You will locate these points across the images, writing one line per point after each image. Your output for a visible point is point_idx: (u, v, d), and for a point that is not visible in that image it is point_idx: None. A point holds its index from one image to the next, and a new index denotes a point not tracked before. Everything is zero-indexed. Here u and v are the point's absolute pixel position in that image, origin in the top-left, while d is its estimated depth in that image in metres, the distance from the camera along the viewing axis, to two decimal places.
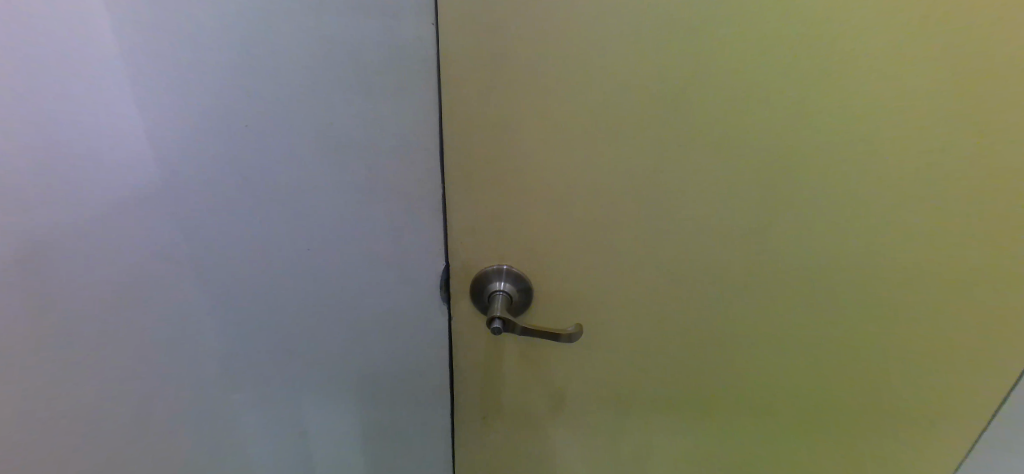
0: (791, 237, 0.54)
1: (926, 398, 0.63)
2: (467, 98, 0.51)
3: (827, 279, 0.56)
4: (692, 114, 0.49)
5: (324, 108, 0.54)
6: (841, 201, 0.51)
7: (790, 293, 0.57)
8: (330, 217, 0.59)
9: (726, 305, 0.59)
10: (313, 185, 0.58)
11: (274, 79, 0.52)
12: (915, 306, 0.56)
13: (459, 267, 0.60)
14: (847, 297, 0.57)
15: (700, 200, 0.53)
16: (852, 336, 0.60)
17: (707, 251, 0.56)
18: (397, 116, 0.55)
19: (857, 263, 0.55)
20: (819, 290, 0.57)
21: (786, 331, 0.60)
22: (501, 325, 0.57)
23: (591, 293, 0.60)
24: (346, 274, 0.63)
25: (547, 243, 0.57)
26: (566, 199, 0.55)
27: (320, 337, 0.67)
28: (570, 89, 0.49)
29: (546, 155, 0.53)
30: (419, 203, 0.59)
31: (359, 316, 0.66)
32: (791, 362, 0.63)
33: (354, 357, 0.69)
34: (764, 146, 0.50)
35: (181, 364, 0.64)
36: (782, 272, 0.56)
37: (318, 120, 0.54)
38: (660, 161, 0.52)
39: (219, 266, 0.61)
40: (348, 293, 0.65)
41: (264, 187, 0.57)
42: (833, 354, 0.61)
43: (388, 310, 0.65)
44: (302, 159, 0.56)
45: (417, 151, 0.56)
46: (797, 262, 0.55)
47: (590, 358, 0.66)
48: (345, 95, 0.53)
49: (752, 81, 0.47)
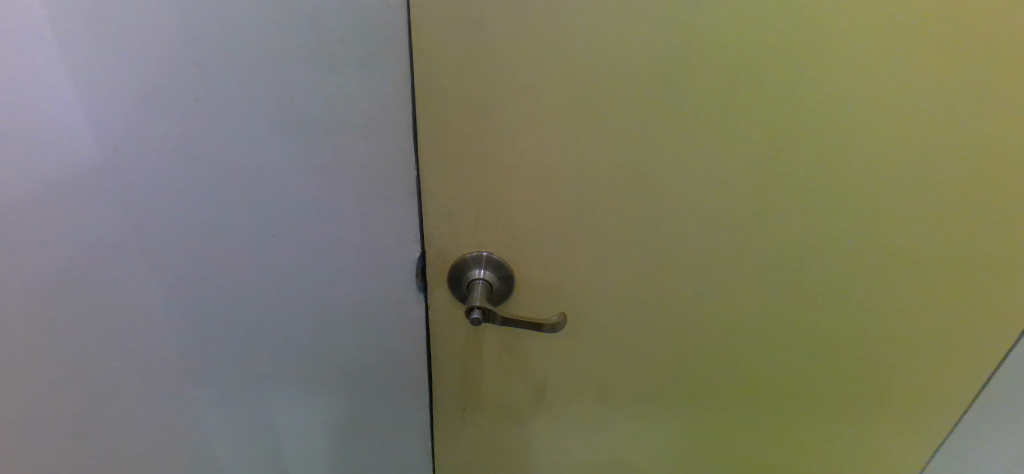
0: (783, 222, 0.52)
1: (910, 386, 0.62)
2: (441, 72, 0.46)
3: (819, 265, 0.54)
4: (681, 93, 0.46)
5: (282, 84, 0.49)
6: (835, 184, 0.49)
7: (781, 279, 0.55)
8: (293, 203, 0.55)
9: (716, 294, 0.57)
10: (272, 169, 0.53)
11: (225, 50, 0.47)
12: (905, 293, 0.55)
13: (436, 254, 0.56)
14: (839, 284, 0.55)
15: (691, 183, 0.50)
16: (842, 324, 0.58)
17: (697, 239, 0.53)
18: (365, 92, 0.50)
19: (849, 250, 0.53)
20: (812, 276, 0.55)
21: (775, 319, 0.58)
22: (481, 315, 0.53)
23: (575, 281, 0.57)
24: (312, 263, 0.59)
25: (528, 229, 0.54)
26: (548, 182, 0.51)
27: (286, 330, 0.63)
28: (554, 64, 0.45)
29: (528, 136, 0.49)
30: (391, 186, 0.55)
31: (329, 307, 0.62)
32: (779, 351, 0.61)
33: (326, 347, 0.65)
34: (757, 128, 0.47)
35: (134, 360, 0.60)
36: (772, 260, 0.54)
37: (278, 96, 0.49)
38: (650, 142, 0.48)
39: (169, 256, 0.56)
40: (315, 284, 0.60)
41: (220, 172, 0.52)
42: (821, 343, 0.60)
43: (359, 299, 0.62)
44: (263, 140, 0.51)
45: (389, 130, 0.52)
46: (789, 248, 0.53)
47: (574, 348, 0.63)
48: (303, 68, 0.48)
49: (751, 55, 0.44)
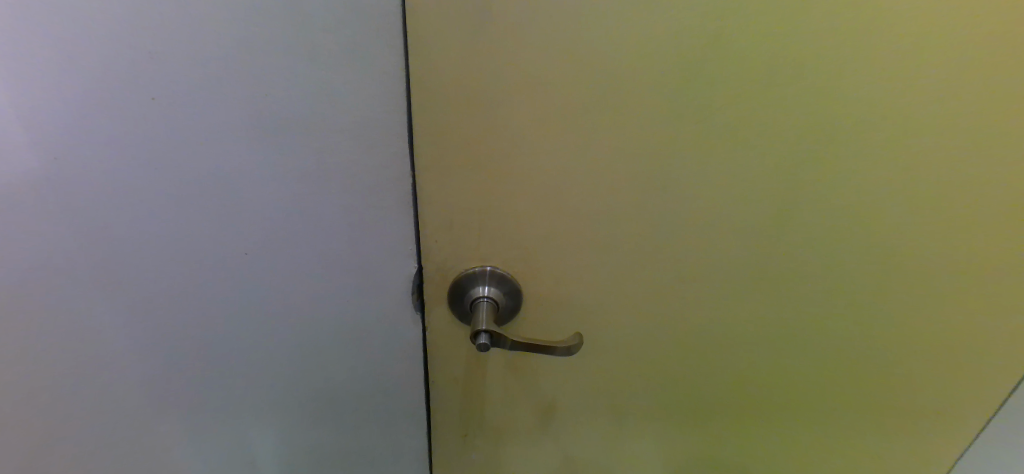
0: (817, 226, 0.47)
1: (941, 400, 0.58)
2: (442, 62, 0.40)
3: (854, 273, 0.49)
4: (709, 86, 0.41)
5: (255, 79, 0.42)
6: (877, 186, 0.45)
7: (811, 289, 0.51)
8: (268, 216, 0.47)
9: (739, 305, 0.52)
10: (243, 176, 0.45)
11: (187, 39, 0.40)
12: (944, 302, 0.51)
13: (434, 270, 0.50)
14: (875, 294, 0.51)
15: (718, 185, 0.45)
16: (876, 336, 0.53)
17: (723, 246, 0.48)
18: (352, 85, 0.42)
19: (887, 257, 0.48)
20: (845, 285, 0.50)
21: (802, 331, 0.54)
22: (488, 339, 0.47)
23: (589, 297, 0.51)
24: (291, 281, 0.52)
25: (538, 240, 0.48)
26: (561, 187, 0.45)
27: (263, 355, 0.56)
28: (571, 53, 0.40)
29: (537, 135, 0.43)
30: (383, 195, 0.47)
31: (313, 330, 0.55)
32: (805, 365, 0.56)
33: (310, 373, 0.59)
34: (792, 124, 0.42)
35: (89, 390, 0.54)
36: (803, 268, 0.49)
37: (249, 93, 0.42)
38: (676, 140, 0.43)
39: (123, 277, 0.49)
40: (297, 304, 0.53)
41: (180, 181, 0.45)
42: (852, 357, 0.55)
43: (348, 321, 0.55)
44: (233, 143, 0.44)
45: (381, 130, 0.44)
46: (822, 255, 0.48)
47: (584, 367, 0.57)
48: (280, 59, 0.41)
49: (793, 41, 0.39)
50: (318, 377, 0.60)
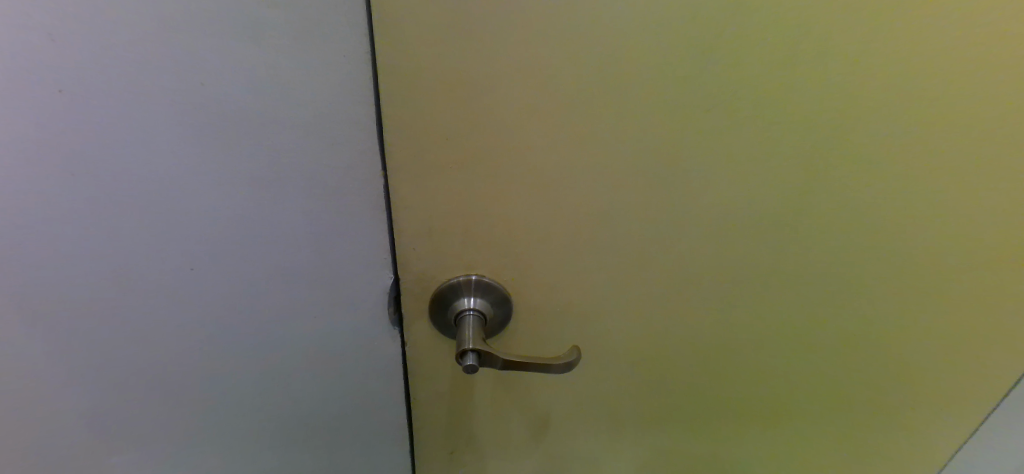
0: (833, 223, 0.42)
1: (950, 403, 0.54)
2: (413, 46, 0.34)
3: (870, 273, 0.45)
4: (721, 69, 0.36)
5: (184, 66, 0.35)
6: (901, 180, 0.40)
7: (822, 291, 0.46)
8: (213, 226, 0.41)
9: (743, 308, 0.47)
10: (181, 180, 0.39)
11: (92, 25, 0.33)
12: (966, 300, 0.47)
13: (413, 281, 0.44)
14: (891, 295, 0.46)
15: (728, 182, 0.40)
16: (888, 339, 0.49)
17: (734, 247, 0.43)
18: (309, 73, 0.35)
19: (910, 255, 0.44)
20: (859, 286, 0.46)
21: (811, 335, 0.49)
22: (476, 360, 0.42)
23: (585, 306, 0.46)
24: (246, 300, 0.45)
25: (529, 246, 0.43)
26: (554, 188, 0.40)
27: (217, 385, 0.50)
28: (565, 35, 0.34)
29: (526, 129, 0.37)
30: (351, 199, 0.40)
31: (275, 353, 0.48)
32: (812, 371, 0.52)
33: (276, 401, 0.52)
34: (811, 111, 0.37)
35: (27, 412, 0.49)
36: (815, 268, 0.45)
37: (179, 83, 0.35)
38: (683, 132, 0.38)
39: (41, 296, 0.43)
40: (255, 327, 0.46)
41: (104, 188, 0.38)
42: (863, 362, 0.51)
43: (316, 343, 0.48)
44: (166, 143, 0.37)
45: (345, 126, 0.37)
46: (835, 254, 0.44)
47: (580, 378, 0.53)
48: (215, 42, 0.34)
49: (818, 19, 0.34)
50: (285, 408, 0.52)
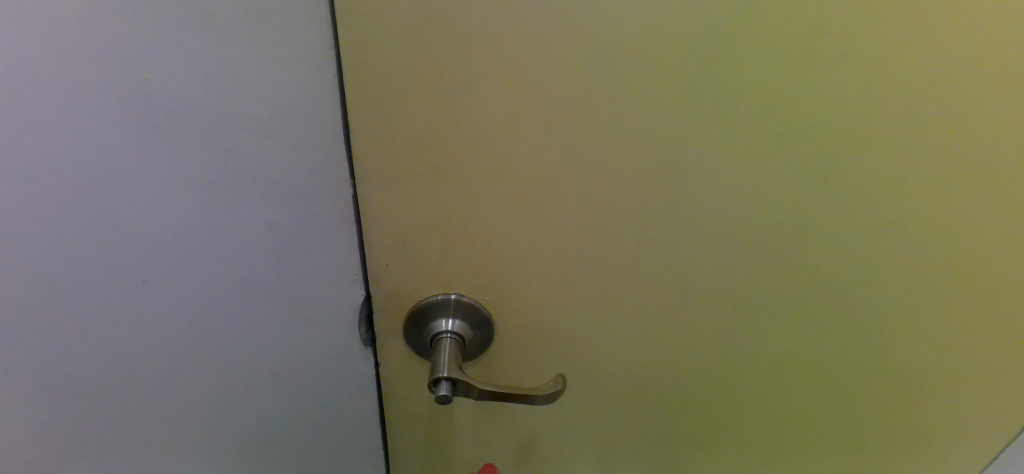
0: (849, 251, 0.38)
1: (967, 442, 0.50)
2: (384, 47, 0.30)
3: (887, 305, 0.41)
4: (736, 82, 0.31)
5: (119, 55, 0.29)
6: (933, 212, 0.36)
7: (833, 322, 0.42)
8: (164, 238, 0.35)
9: (748, 337, 0.43)
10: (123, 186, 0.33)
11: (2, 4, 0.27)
12: (997, 342, 0.43)
13: (385, 298, 0.40)
14: (906, 328, 0.42)
15: (736, 203, 0.36)
16: (906, 379, 0.45)
17: (741, 276, 0.39)
18: (266, 69, 0.31)
19: (937, 292, 0.40)
20: (874, 318, 0.41)
21: (821, 369, 0.45)
22: (450, 389, 0.38)
23: (574, 332, 0.42)
24: (201, 320, 0.40)
25: (513, 267, 0.39)
26: (542, 206, 0.36)
27: (168, 415, 0.44)
28: (552, 34, 0.30)
29: (511, 140, 0.33)
30: (317, 208, 0.36)
31: (238, 379, 0.43)
32: (822, 407, 0.48)
33: (240, 427, 0.47)
34: (835, 132, 0.33)
35: None
36: (827, 298, 0.40)
37: (114, 74, 0.30)
38: (685, 148, 0.34)
39: None
40: (212, 350, 0.41)
41: (37, 193, 0.33)
42: (878, 399, 0.47)
43: (282, 366, 0.43)
44: (99, 144, 0.32)
45: (308, 128, 0.33)
46: (851, 283, 0.40)
47: (569, 406, 0.49)
48: (155, 28, 0.29)
49: (845, 25, 0.30)
50: (250, 434, 0.47)
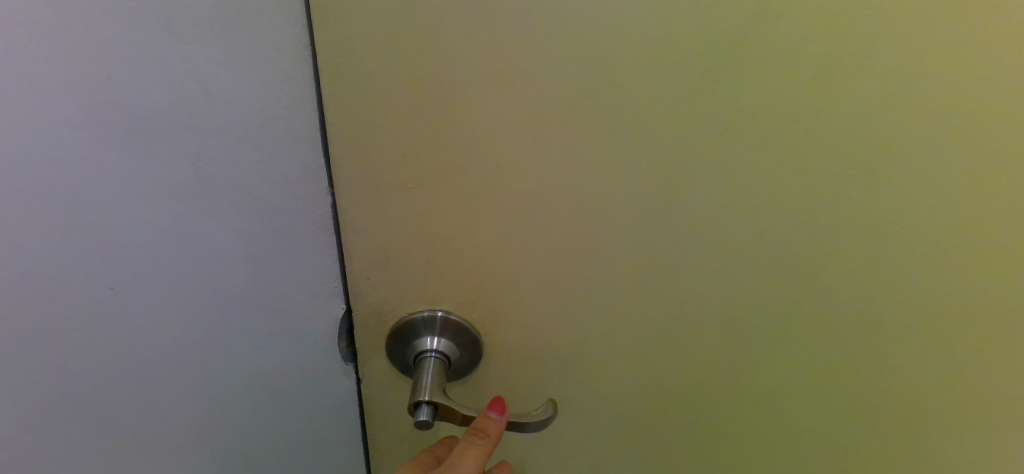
0: (870, 283, 0.34)
1: None
2: (371, 48, 0.29)
3: (914, 348, 0.37)
4: (746, 92, 0.29)
5: (75, 56, 0.27)
6: (970, 245, 0.33)
7: (855, 365, 0.38)
8: (132, 238, 0.32)
9: (755, 374, 0.39)
10: (78, 201, 0.30)
11: None
12: None
13: (366, 314, 0.38)
14: (939, 379, 0.38)
15: (742, 223, 0.33)
16: (947, 439, 0.40)
17: (756, 305, 0.36)
18: (238, 67, 0.29)
19: (979, 340, 0.36)
20: (906, 363, 0.37)
21: (848, 419, 0.40)
22: (430, 415, 0.36)
23: (570, 357, 0.40)
24: (166, 349, 0.36)
25: (505, 285, 0.36)
26: (537, 221, 0.33)
27: (126, 462, 0.39)
28: (545, 37, 0.28)
29: (504, 151, 0.31)
30: (293, 220, 0.34)
31: (216, 395, 0.39)
32: (848, 465, 0.43)
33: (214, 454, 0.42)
34: (859, 150, 0.30)
35: None
36: (846, 336, 0.37)
37: (69, 77, 0.27)
38: (689, 164, 0.31)
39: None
40: (177, 382, 0.38)
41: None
42: (914, 460, 0.42)
43: (260, 383, 0.40)
44: (59, 150, 0.29)
45: (282, 134, 0.31)
46: (873, 320, 0.36)
47: (564, 438, 0.46)
48: (115, 26, 0.27)
49: (858, 33, 0.28)
50: (226, 461, 0.43)
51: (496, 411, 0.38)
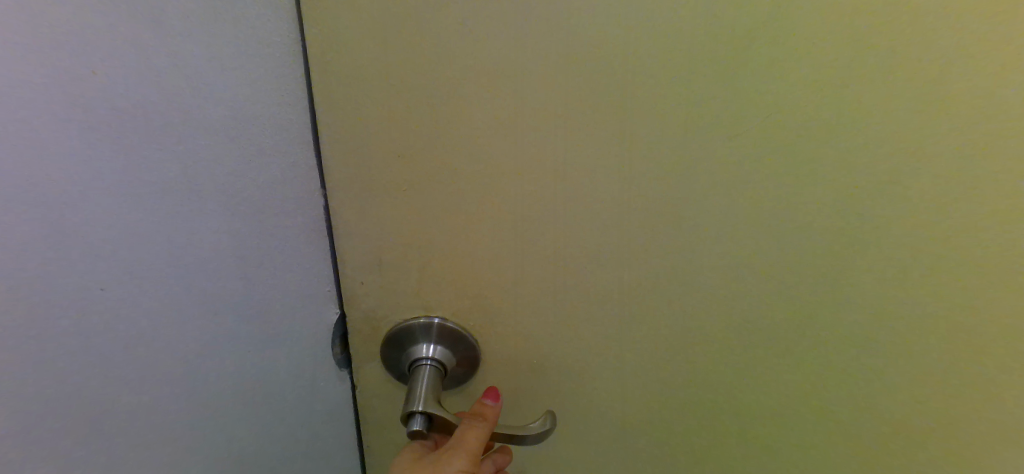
0: (910, 313, 0.31)
1: None
2: (365, 47, 0.28)
3: (966, 393, 0.32)
4: (761, 97, 0.28)
5: (41, 53, 0.24)
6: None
7: (895, 409, 0.34)
8: (94, 252, 0.29)
9: (777, 403, 0.36)
10: (40, 212, 0.26)
11: None
12: None
13: (360, 319, 0.37)
14: (999, 430, 0.33)
15: (760, 238, 0.31)
16: None
17: (781, 330, 0.33)
18: (226, 65, 0.29)
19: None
20: (957, 409, 0.33)
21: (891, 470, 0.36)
22: (423, 425, 0.35)
23: (572, 375, 0.38)
24: (136, 382, 0.32)
25: (503, 294, 0.35)
26: (537, 228, 0.32)
27: None
28: (546, 37, 0.27)
29: (503, 155, 0.30)
30: (283, 219, 0.34)
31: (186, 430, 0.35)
32: None
33: None
34: (896, 163, 0.28)
35: None
36: (884, 371, 0.33)
37: (32, 72, 0.24)
38: (700, 172, 0.29)
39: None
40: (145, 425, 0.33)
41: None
42: None
43: (247, 398, 0.38)
44: None
45: (271, 132, 0.32)
46: (914, 356, 0.32)
47: (567, 460, 0.43)
48: (97, 16, 0.25)
49: (884, 32, 0.26)
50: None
51: (491, 398, 0.37)
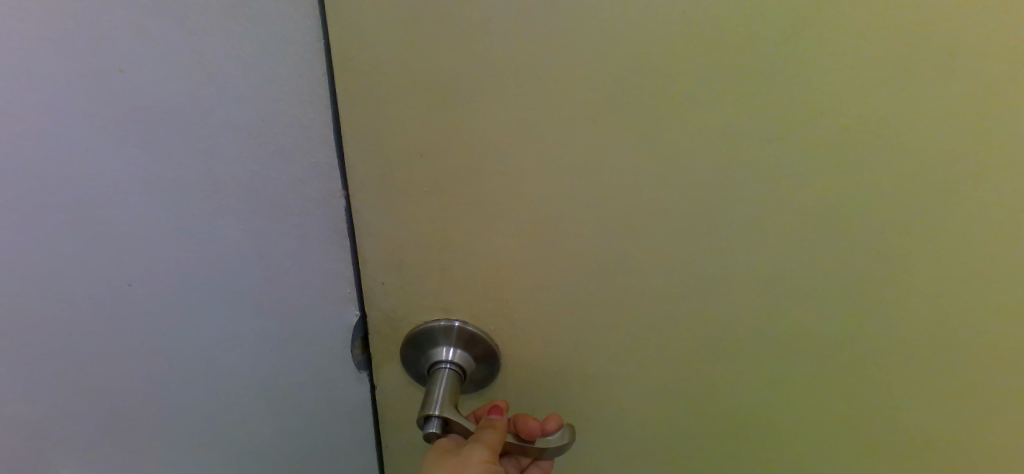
0: (923, 316, 0.31)
1: None
2: (385, 46, 0.27)
3: (985, 384, 0.32)
4: (798, 95, 0.26)
5: (77, 50, 0.26)
6: None
7: (898, 410, 0.34)
8: (139, 235, 0.31)
9: (786, 412, 0.36)
10: (92, 199, 0.29)
11: None
12: None
13: (380, 318, 0.37)
14: (997, 424, 0.34)
15: (791, 239, 0.30)
16: None
17: (808, 331, 0.32)
18: (247, 64, 0.28)
19: None
20: (973, 400, 0.33)
21: (907, 461, 0.36)
22: (439, 428, 0.34)
23: (593, 378, 0.37)
24: (180, 348, 0.35)
25: (524, 297, 0.34)
26: (560, 230, 0.31)
27: (144, 453, 0.39)
28: (573, 36, 0.26)
29: (526, 154, 0.29)
30: (304, 220, 0.33)
31: (227, 395, 0.39)
32: None
33: (228, 450, 0.41)
34: (931, 162, 0.27)
35: None
36: (888, 376, 0.33)
37: (72, 69, 0.26)
38: (731, 173, 0.28)
39: None
40: (190, 383, 0.37)
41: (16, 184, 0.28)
42: None
43: (271, 384, 0.39)
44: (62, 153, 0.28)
45: (292, 132, 0.30)
46: (922, 360, 0.32)
47: (586, 462, 0.42)
48: (122, 14, 0.26)
49: (932, 28, 0.24)
50: (240, 458, 0.42)
51: (497, 413, 0.37)
